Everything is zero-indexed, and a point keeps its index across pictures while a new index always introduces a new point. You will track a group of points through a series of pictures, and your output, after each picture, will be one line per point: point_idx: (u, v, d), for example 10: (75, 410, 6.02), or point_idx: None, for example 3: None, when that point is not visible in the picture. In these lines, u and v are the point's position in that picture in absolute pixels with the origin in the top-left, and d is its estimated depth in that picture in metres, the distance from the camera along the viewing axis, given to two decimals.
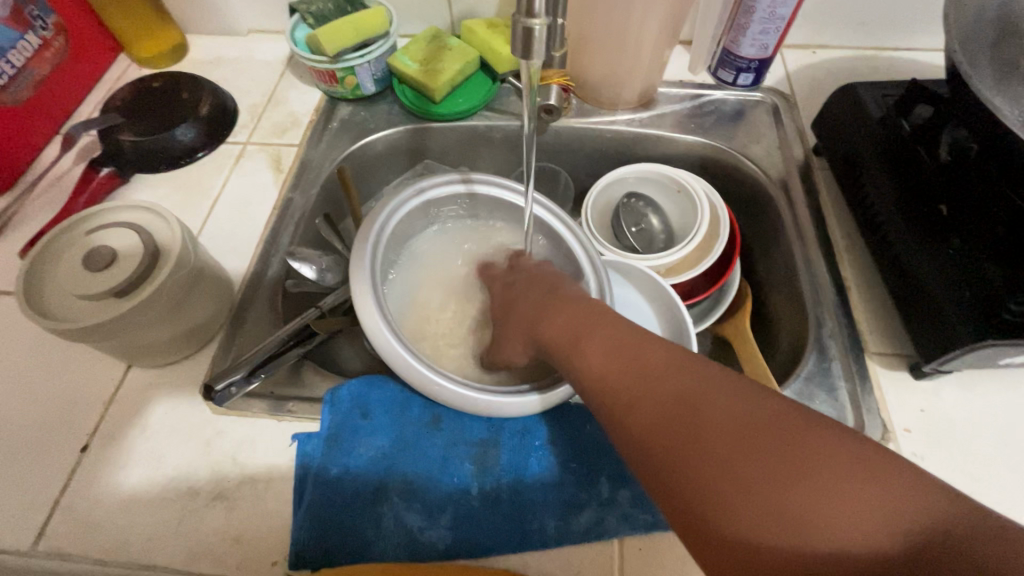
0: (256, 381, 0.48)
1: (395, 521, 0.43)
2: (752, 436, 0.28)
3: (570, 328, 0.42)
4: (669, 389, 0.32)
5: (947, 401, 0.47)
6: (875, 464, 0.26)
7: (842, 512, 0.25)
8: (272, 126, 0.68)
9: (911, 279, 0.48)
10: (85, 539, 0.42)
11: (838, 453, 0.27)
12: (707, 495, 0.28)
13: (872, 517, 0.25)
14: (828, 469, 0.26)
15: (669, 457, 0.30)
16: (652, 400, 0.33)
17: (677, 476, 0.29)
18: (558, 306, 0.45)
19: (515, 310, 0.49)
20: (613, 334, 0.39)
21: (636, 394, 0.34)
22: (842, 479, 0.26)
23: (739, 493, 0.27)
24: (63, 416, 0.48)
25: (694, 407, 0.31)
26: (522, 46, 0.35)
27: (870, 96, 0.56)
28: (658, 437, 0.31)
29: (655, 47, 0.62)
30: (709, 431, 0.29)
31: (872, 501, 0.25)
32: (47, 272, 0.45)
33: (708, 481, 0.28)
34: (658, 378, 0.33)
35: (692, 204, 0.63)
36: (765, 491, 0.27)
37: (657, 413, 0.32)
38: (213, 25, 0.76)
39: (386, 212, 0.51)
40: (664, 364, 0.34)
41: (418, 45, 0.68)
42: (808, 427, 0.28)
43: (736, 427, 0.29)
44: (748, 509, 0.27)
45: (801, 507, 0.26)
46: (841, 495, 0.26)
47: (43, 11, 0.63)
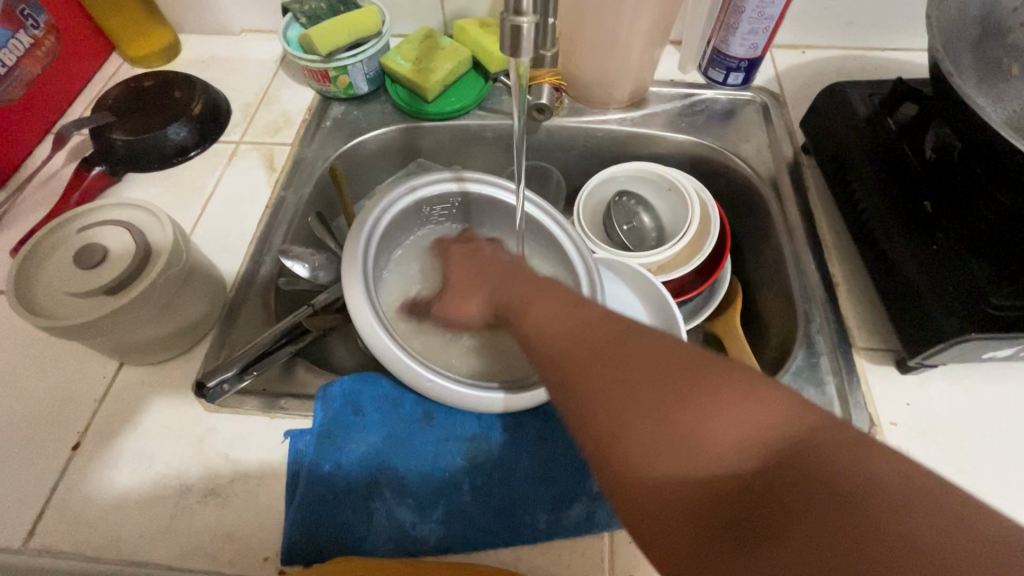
0: (247, 379, 0.48)
1: (387, 516, 0.43)
2: (652, 366, 0.28)
3: (512, 287, 0.41)
4: (589, 328, 0.32)
5: (933, 394, 0.48)
6: (768, 391, 0.26)
7: (724, 434, 0.25)
8: (265, 125, 0.68)
9: (897, 275, 0.48)
10: (77, 536, 0.42)
11: (733, 380, 0.26)
12: (606, 419, 0.28)
13: (752, 437, 0.25)
14: (716, 393, 0.26)
15: (578, 385, 0.30)
16: (569, 338, 0.32)
17: (583, 403, 0.29)
18: (508, 270, 0.45)
19: (468, 273, 0.49)
20: (548, 290, 0.38)
21: (556, 335, 0.33)
22: (729, 405, 0.26)
23: (633, 415, 0.27)
24: (55, 415, 0.48)
25: (608, 342, 0.30)
26: (511, 44, 0.36)
27: (857, 96, 0.57)
28: (571, 366, 0.31)
29: (646, 47, 0.63)
30: (614, 362, 0.29)
31: (756, 422, 0.25)
32: (38, 271, 0.45)
33: (610, 404, 0.28)
34: (579, 320, 0.33)
35: (683, 202, 0.63)
36: (657, 414, 0.26)
37: (573, 348, 0.31)
38: (206, 24, 0.76)
39: (378, 211, 0.51)
40: (587, 310, 0.34)
41: (411, 44, 0.68)
42: (707, 362, 0.28)
43: (638, 359, 0.29)
44: (640, 430, 0.26)
45: (687, 429, 0.25)
46: (727, 416, 0.25)
47: (34, 10, 0.63)
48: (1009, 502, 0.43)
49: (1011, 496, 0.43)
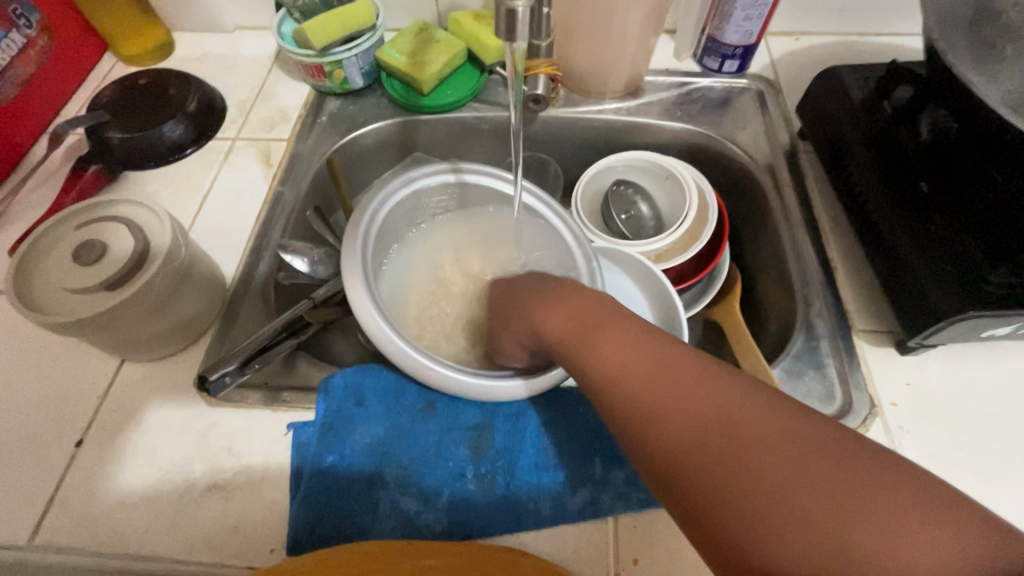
0: (248, 374, 0.48)
1: (391, 506, 0.43)
2: (804, 465, 0.27)
3: (593, 335, 0.39)
4: (707, 406, 0.31)
5: (933, 374, 0.48)
6: (932, 496, 0.25)
7: (904, 552, 0.23)
8: (260, 121, 0.68)
9: (896, 257, 0.48)
10: (82, 532, 0.42)
11: (893, 482, 0.25)
12: (754, 522, 0.26)
13: (941, 563, 0.23)
14: (890, 506, 0.25)
15: (711, 482, 0.28)
16: (684, 421, 0.31)
17: (718, 501, 0.28)
18: (564, 300, 0.43)
19: (505, 309, 0.48)
20: (639, 345, 0.36)
21: (671, 413, 0.31)
22: (897, 512, 0.24)
23: (785, 517, 0.26)
24: (57, 412, 0.48)
25: (739, 428, 0.29)
26: (506, 29, 0.36)
27: (851, 78, 0.57)
28: (698, 458, 0.29)
29: (640, 36, 0.62)
30: (758, 457, 0.28)
31: (932, 536, 0.24)
32: (36, 267, 0.45)
33: (757, 509, 0.27)
34: (693, 395, 0.31)
35: (681, 189, 0.63)
36: (817, 521, 0.25)
37: (694, 435, 0.30)
38: (199, 21, 0.76)
39: (376, 202, 0.51)
40: (704, 382, 0.32)
41: (405, 38, 0.68)
42: (868, 466, 0.26)
43: (781, 453, 0.27)
44: (791, 533, 0.25)
45: (856, 543, 0.24)
46: (903, 531, 0.24)
47: (26, 10, 0.62)
48: (1010, 478, 0.43)
49: (1011, 473, 0.43)
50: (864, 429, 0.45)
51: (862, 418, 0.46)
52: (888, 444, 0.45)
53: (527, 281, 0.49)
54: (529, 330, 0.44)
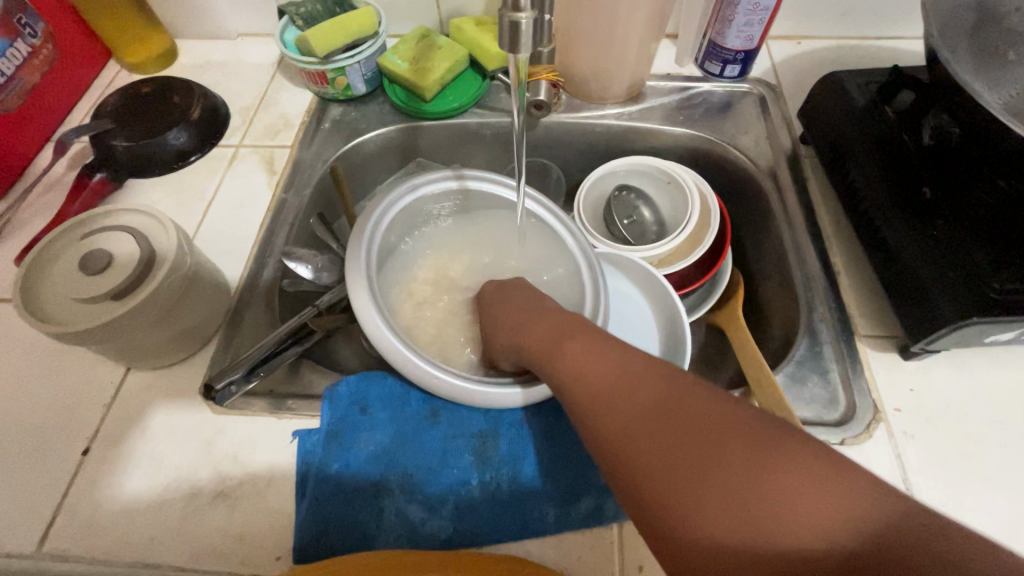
0: (255, 380, 0.49)
1: (396, 513, 0.43)
2: (721, 437, 0.28)
3: (554, 336, 0.42)
4: (642, 393, 0.33)
5: (936, 380, 0.48)
6: (836, 466, 0.26)
7: (801, 515, 0.25)
8: (263, 128, 0.69)
9: (898, 262, 0.48)
10: (90, 541, 0.42)
11: (804, 456, 0.27)
12: (674, 493, 0.28)
13: (831, 521, 0.24)
14: (793, 472, 0.26)
15: (642, 460, 0.30)
16: (623, 405, 0.33)
17: (646, 476, 0.29)
18: (537, 311, 0.46)
19: (503, 313, 0.49)
20: (590, 343, 0.39)
21: (609, 399, 0.34)
22: (800, 482, 0.26)
23: (698, 486, 0.27)
24: (63, 420, 0.48)
25: (669, 409, 0.31)
26: (509, 40, 0.36)
27: (853, 83, 0.58)
28: (630, 438, 0.31)
29: (642, 41, 0.63)
30: (679, 430, 0.29)
31: (834, 502, 0.25)
32: (43, 277, 0.45)
33: (676, 482, 0.28)
34: (634, 381, 0.34)
35: (683, 195, 0.63)
36: (728, 491, 0.26)
37: (629, 414, 0.32)
38: (203, 28, 0.76)
39: (381, 210, 0.51)
40: (645, 369, 0.34)
41: (408, 44, 0.68)
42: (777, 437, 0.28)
43: (704, 428, 0.29)
44: (706, 502, 0.27)
45: (760, 509, 0.26)
46: (807, 499, 0.25)
47: (31, 19, 0.63)
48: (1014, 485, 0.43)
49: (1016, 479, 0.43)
50: (868, 435, 0.45)
51: (866, 424, 0.46)
52: (892, 450, 0.45)
53: (518, 290, 0.51)
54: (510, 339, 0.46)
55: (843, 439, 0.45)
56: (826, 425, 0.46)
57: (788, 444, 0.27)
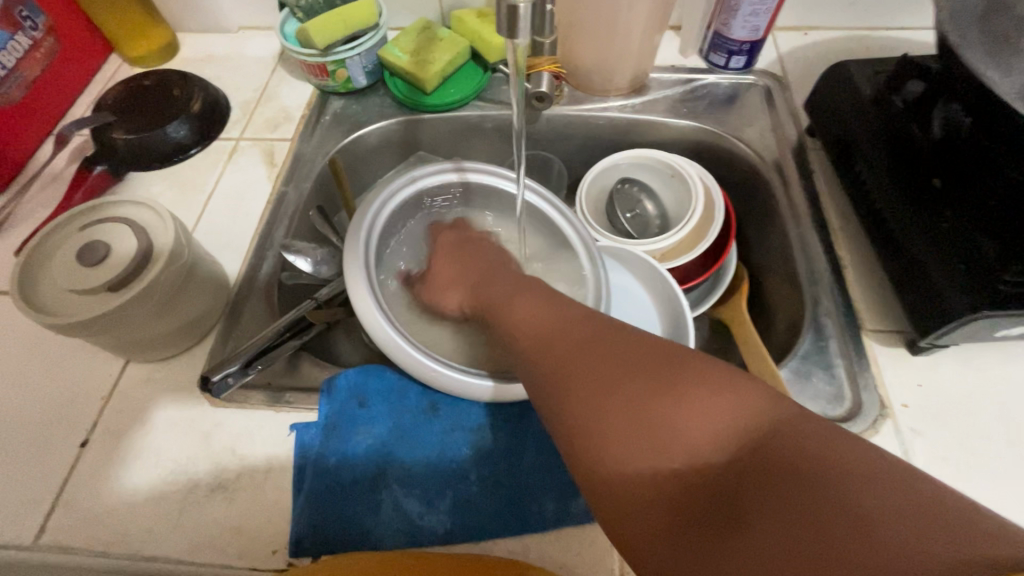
0: (252, 373, 0.48)
1: (394, 507, 0.43)
2: (637, 364, 0.32)
3: (504, 293, 0.46)
4: (577, 334, 0.36)
5: (945, 375, 0.47)
6: (734, 384, 0.29)
7: (691, 422, 0.28)
8: (264, 121, 0.68)
9: (906, 255, 0.47)
10: (87, 533, 0.42)
11: (706, 378, 0.30)
12: (589, 410, 0.31)
13: (715, 426, 0.28)
14: (687, 388, 0.30)
15: (565, 386, 0.33)
16: (560, 344, 0.36)
17: (566, 399, 0.33)
18: (499, 274, 0.50)
19: (463, 277, 0.52)
20: (543, 297, 0.42)
21: (547, 339, 0.37)
22: (697, 398, 0.29)
23: (607, 407, 0.30)
24: (63, 413, 0.48)
25: (596, 345, 0.34)
26: (508, 27, 0.36)
27: (861, 73, 0.57)
28: (557, 368, 0.34)
29: (646, 32, 0.62)
30: (601, 361, 0.33)
31: (724, 415, 0.28)
32: (41, 268, 0.45)
33: (591, 402, 0.31)
34: (566, 328, 0.37)
35: (687, 188, 0.62)
36: (633, 408, 0.30)
37: (558, 355, 0.35)
38: (204, 22, 0.76)
39: (378, 203, 0.51)
40: (574, 318, 0.38)
41: (409, 35, 0.67)
42: (677, 361, 0.31)
43: (619, 360, 0.32)
44: (614, 420, 0.30)
45: (660, 420, 0.29)
46: (701, 411, 0.29)
47: (32, 12, 0.63)
48: None
49: None
50: (874, 431, 0.44)
51: (872, 420, 0.45)
52: (899, 446, 0.44)
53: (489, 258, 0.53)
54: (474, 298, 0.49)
55: None
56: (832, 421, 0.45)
57: (687, 366, 0.31)
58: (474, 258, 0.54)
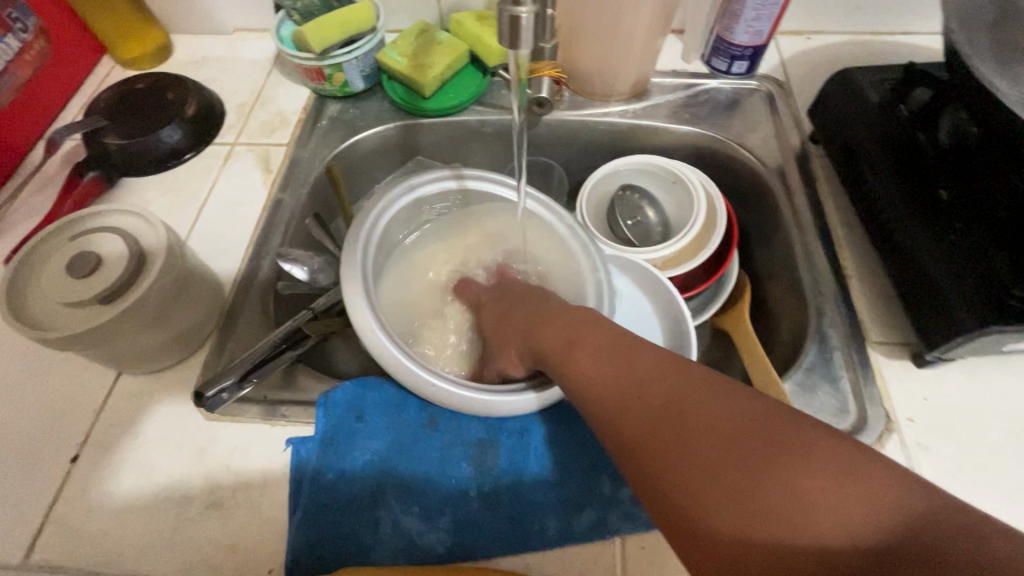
0: (247, 387, 0.47)
1: (392, 525, 0.42)
2: (740, 435, 0.28)
3: (565, 336, 0.42)
4: (653, 394, 0.33)
5: (951, 389, 0.46)
6: (854, 456, 0.26)
7: (816, 509, 0.25)
8: (260, 126, 0.67)
9: (914, 266, 0.47)
10: (78, 551, 0.41)
11: (820, 449, 0.27)
12: (694, 495, 0.28)
13: (847, 516, 0.25)
14: (808, 469, 0.26)
15: (660, 462, 0.30)
16: (637, 409, 0.33)
17: (657, 475, 0.30)
18: (548, 316, 0.45)
19: (508, 328, 0.48)
20: (600, 343, 0.39)
21: (621, 401, 0.34)
22: (820, 477, 0.26)
23: (711, 487, 0.28)
24: (53, 427, 0.47)
25: (684, 409, 0.31)
26: (509, 36, 0.35)
27: (866, 80, 0.56)
28: (646, 439, 0.31)
29: (647, 37, 0.61)
30: (694, 429, 0.30)
31: (853, 497, 0.25)
32: (30, 280, 0.44)
33: (697, 484, 0.28)
34: (646, 384, 0.34)
35: (689, 195, 0.62)
36: (741, 489, 0.27)
37: (644, 419, 0.32)
38: (199, 23, 0.75)
39: (377, 210, 0.50)
40: (654, 369, 0.35)
41: (407, 39, 0.67)
42: (793, 430, 0.28)
43: (717, 428, 0.29)
44: (719, 501, 0.27)
45: (781, 506, 0.26)
46: (827, 493, 0.25)
47: (22, 13, 0.61)
48: None
49: None
50: (879, 445, 0.44)
51: (878, 434, 0.44)
52: (905, 461, 0.43)
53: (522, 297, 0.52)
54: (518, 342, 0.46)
55: None
56: None
57: (806, 438, 0.27)
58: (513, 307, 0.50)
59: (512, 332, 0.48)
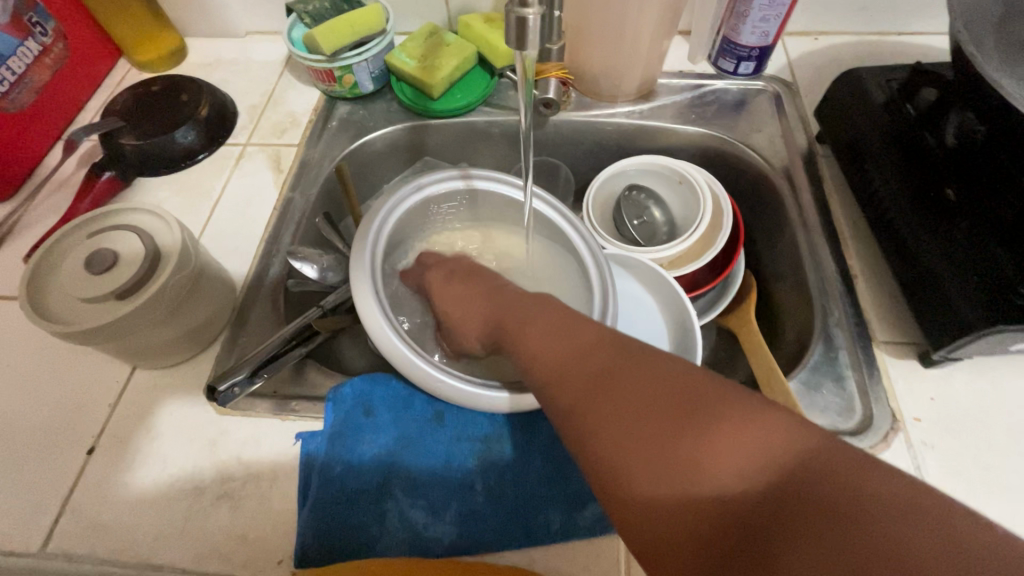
0: (258, 382, 0.48)
1: (399, 517, 0.42)
2: (657, 398, 0.29)
3: (510, 311, 0.42)
4: (589, 360, 0.33)
5: (958, 388, 0.46)
6: (761, 411, 0.28)
7: (726, 461, 0.26)
8: (271, 126, 0.68)
9: (919, 266, 0.47)
10: (93, 540, 0.42)
11: (729, 404, 0.28)
12: (614, 455, 0.29)
13: (751, 463, 0.26)
14: (718, 422, 0.27)
15: (584, 420, 0.31)
16: (568, 373, 0.34)
17: (587, 438, 0.31)
18: (502, 293, 0.44)
19: (463, 300, 0.47)
20: (544, 315, 0.39)
21: (557, 367, 0.34)
22: (726, 427, 0.27)
23: (635, 447, 0.29)
24: (70, 420, 0.48)
25: (610, 375, 0.32)
26: (516, 37, 0.35)
27: (873, 80, 0.56)
28: (573, 399, 0.32)
29: (654, 37, 0.61)
30: (619, 391, 0.31)
31: (751, 450, 0.26)
32: (49, 276, 0.45)
33: (614, 442, 0.29)
34: (582, 350, 0.34)
35: (695, 195, 0.62)
36: (662, 444, 0.28)
37: (575, 384, 0.33)
38: (213, 27, 0.76)
39: (386, 209, 0.51)
40: (592, 337, 0.35)
41: (416, 41, 0.68)
42: (712, 389, 0.29)
43: (642, 389, 0.30)
44: (643, 460, 0.28)
45: (688, 460, 0.27)
46: (731, 447, 0.27)
47: (42, 17, 0.63)
48: None
49: None
50: (886, 444, 0.44)
51: (884, 433, 0.44)
52: (911, 461, 0.43)
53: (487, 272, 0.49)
54: (478, 315, 0.45)
55: (860, 449, 0.44)
56: (842, 433, 0.44)
57: (723, 395, 0.29)
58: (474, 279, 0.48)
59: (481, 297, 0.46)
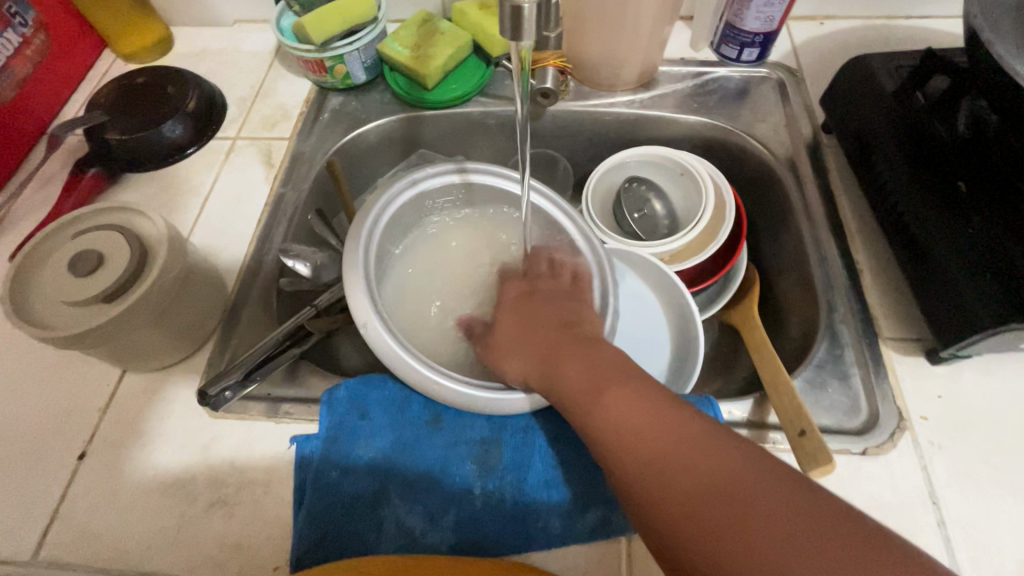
0: (251, 386, 0.47)
1: (396, 523, 0.42)
2: (806, 548, 0.26)
3: (596, 383, 0.38)
4: (709, 475, 0.31)
5: (966, 386, 0.45)
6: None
7: None
8: (261, 119, 0.66)
9: (930, 260, 0.45)
10: (85, 549, 0.42)
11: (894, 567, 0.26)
12: None
13: None
14: None
15: (712, 554, 0.28)
16: (683, 483, 0.31)
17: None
18: (574, 342, 0.42)
19: (520, 336, 0.46)
20: (641, 398, 0.36)
21: (670, 478, 0.32)
22: None
23: None
24: (60, 424, 0.47)
25: (738, 500, 0.29)
26: (512, 27, 0.34)
27: (881, 67, 0.54)
28: (689, 527, 0.30)
29: (655, 24, 0.59)
30: (756, 527, 0.28)
31: None
32: (33, 280, 0.44)
33: None
34: (698, 458, 0.31)
35: (697, 187, 0.60)
36: None
37: (696, 506, 0.30)
38: (200, 15, 0.74)
39: (380, 202, 0.50)
40: (707, 443, 0.32)
41: (408, 30, 0.65)
42: (866, 542, 0.26)
43: (785, 530, 0.27)
44: None
45: None
46: None
47: (21, 7, 0.61)
48: None
49: None
50: (893, 444, 0.43)
51: (890, 433, 0.43)
52: (917, 462, 0.42)
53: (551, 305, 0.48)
54: (532, 359, 0.43)
55: (865, 450, 0.43)
56: (846, 434, 0.43)
57: (884, 551, 0.26)
58: (539, 316, 0.47)
59: (511, 336, 0.46)
